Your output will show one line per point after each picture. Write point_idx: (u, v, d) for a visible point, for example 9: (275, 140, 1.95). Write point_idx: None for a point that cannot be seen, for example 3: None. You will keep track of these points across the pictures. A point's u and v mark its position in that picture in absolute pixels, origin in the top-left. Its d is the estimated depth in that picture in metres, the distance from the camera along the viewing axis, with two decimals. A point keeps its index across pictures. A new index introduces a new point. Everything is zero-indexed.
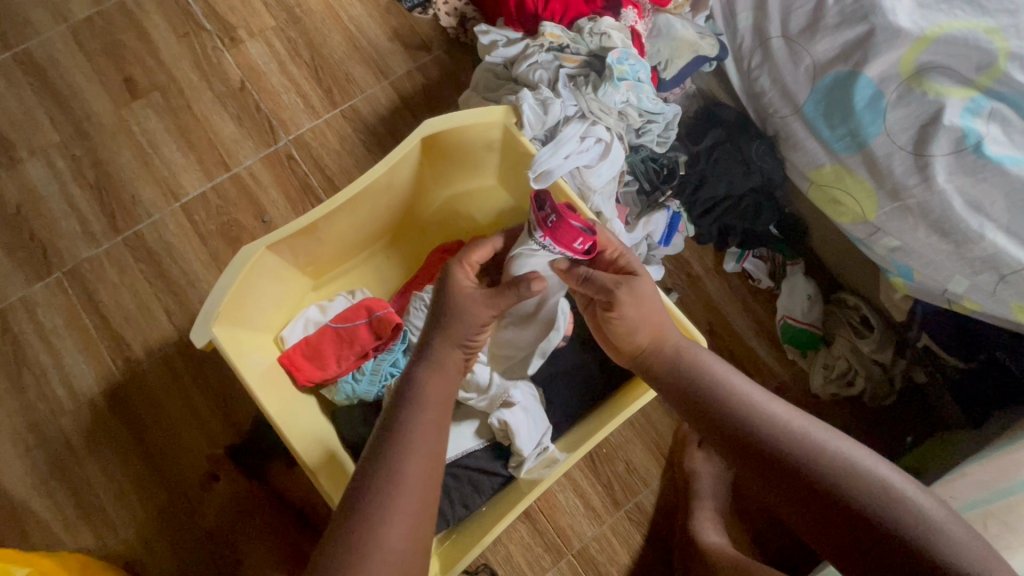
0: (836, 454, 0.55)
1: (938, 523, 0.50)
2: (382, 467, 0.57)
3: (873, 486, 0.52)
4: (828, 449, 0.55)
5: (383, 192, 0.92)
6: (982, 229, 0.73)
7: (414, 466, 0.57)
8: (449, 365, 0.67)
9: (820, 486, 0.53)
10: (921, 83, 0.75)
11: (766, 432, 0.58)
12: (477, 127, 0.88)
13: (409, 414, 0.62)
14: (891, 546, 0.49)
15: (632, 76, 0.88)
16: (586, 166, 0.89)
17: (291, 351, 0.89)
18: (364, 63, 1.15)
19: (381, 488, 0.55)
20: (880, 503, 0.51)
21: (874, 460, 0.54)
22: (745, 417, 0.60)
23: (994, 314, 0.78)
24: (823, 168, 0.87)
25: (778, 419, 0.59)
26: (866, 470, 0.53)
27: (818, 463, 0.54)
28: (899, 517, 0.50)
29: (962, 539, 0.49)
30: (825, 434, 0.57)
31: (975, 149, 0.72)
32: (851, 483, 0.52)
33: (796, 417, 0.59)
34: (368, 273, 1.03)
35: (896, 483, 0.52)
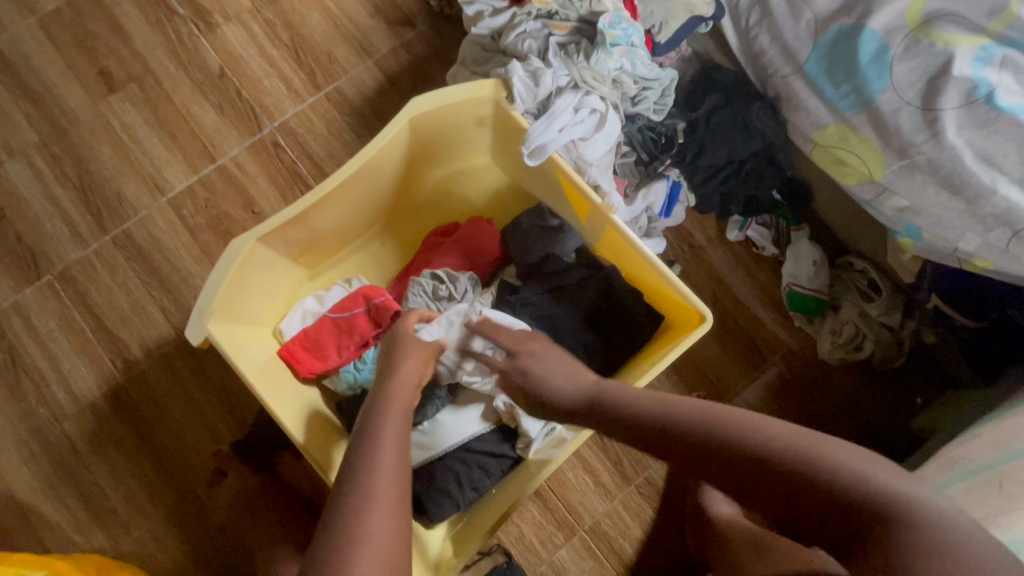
0: (735, 427, 0.57)
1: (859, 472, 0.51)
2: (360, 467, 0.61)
3: (792, 455, 0.53)
4: (727, 427, 0.58)
5: (375, 175, 0.90)
6: (994, 183, 0.70)
7: (388, 457, 0.62)
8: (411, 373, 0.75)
9: (742, 467, 0.55)
10: (928, 33, 0.71)
11: (671, 430, 0.61)
12: (467, 103, 0.85)
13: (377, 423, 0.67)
14: (807, 496, 0.52)
15: (626, 41, 0.82)
16: (580, 138, 0.85)
17: (290, 343, 0.88)
18: (346, 43, 1.10)
19: (359, 477, 0.60)
20: (779, 461, 0.54)
21: (777, 426, 0.56)
22: (661, 424, 0.62)
23: (1006, 272, 0.75)
24: (827, 128, 0.83)
25: (690, 417, 0.60)
26: (757, 434, 0.56)
27: (727, 439, 0.57)
28: (799, 468, 0.53)
29: (864, 471, 0.51)
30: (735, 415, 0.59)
31: (987, 100, 0.69)
32: (753, 452, 0.55)
33: (692, 405, 0.62)
34: (364, 261, 1.01)
35: (812, 442, 0.54)
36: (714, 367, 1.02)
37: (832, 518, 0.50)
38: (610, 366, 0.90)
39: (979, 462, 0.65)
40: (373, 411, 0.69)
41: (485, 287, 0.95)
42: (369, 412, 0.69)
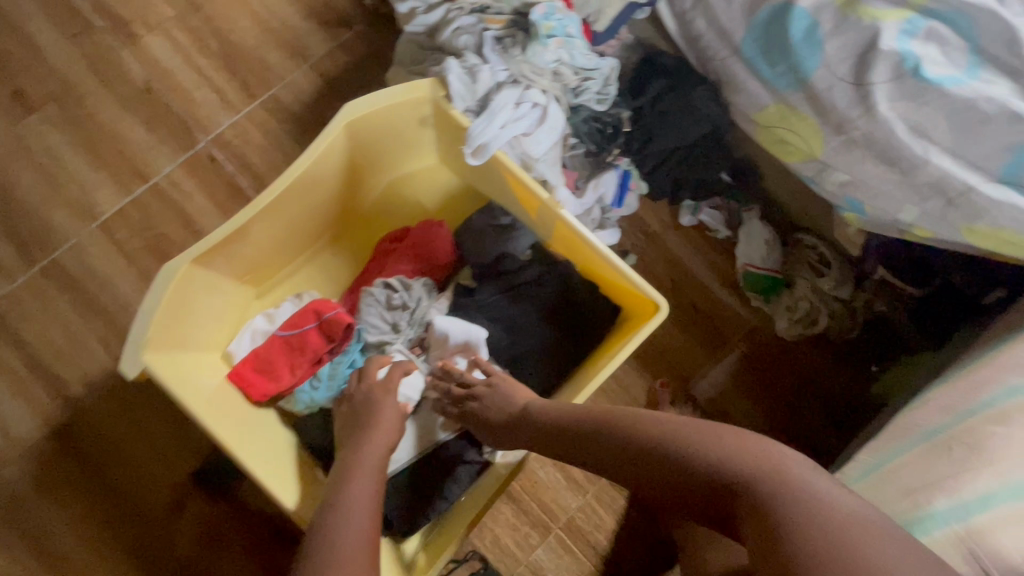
0: (627, 426, 0.63)
1: (784, 473, 0.49)
2: (334, 500, 0.65)
3: (723, 459, 0.53)
4: (619, 427, 0.63)
5: (315, 185, 0.86)
6: (927, 153, 0.71)
7: (362, 498, 0.65)
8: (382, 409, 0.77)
9: (637, 461, 0.60)
10: (855, 8, 0.71)
11: (581, 437, 0.66)
12: (406, 104, 0.83)
13: (357, 465, 0.70)
14: (687, 478, 0.55)
15: (562, 32, 0.80)
16: (524, 134, 0.83)
17: (240, 367, 0.85)
18: (279, 48, 1.06)
19: (336, 517, 0.62)
20: (661, 450, 0.58)
21: (659, 419, 0.61)
22: (607, 430, 0.63)
23: (945, 240, 0.76)
24: (767, 108, 0.83)
25: (637, 424, 0.62)
26: (642, 428, 0.61)
27: (622, 439, 0.62)
28: (675, 452, 0.57)
29: (724, 444, 0.54)
30: (678, 421, 0.59)
31: (915, 73, 0.69)
32: (639, 444, 0.60)
33: (596, 410, 0.67)
34: (315, 274, 0.97)
35: (732, 438, 0.55)
36: (677, 352, 1.03)
37: (743, 516, 0.49)
38: (572, 361, 0.89)
39: (929, 427, 0.67)
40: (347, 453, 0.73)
41: (440, 292, 0.92)
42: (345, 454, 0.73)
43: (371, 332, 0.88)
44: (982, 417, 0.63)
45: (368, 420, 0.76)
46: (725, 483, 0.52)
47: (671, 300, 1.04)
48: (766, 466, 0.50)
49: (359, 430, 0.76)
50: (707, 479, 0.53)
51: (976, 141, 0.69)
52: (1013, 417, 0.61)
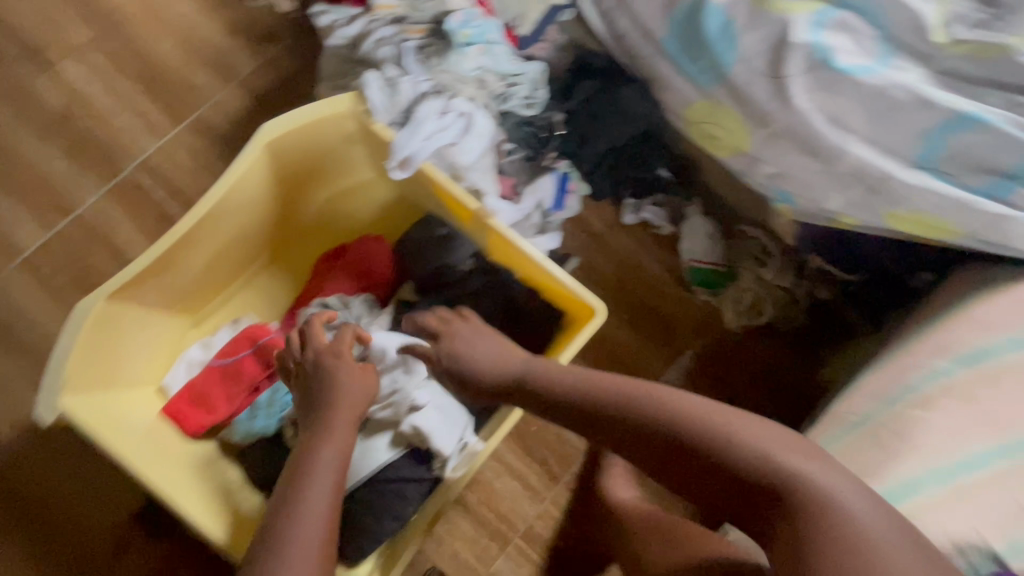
0: (663, 408, 0.60)
1: (805, 473, 0.52)
2: (285, 501, 0.64)
3: (772, 465, 0.53)
4: (656, 409, 0.60)
5: (240, 209, 0.84)
6: (845, 142, 0.72)
7: (318, 502, 0.64)
8: (344, 390, 0.72)
9: (670, 443, 0.58)
10: (766, 3, 0.71)
11: (603, 409, 0.63)
12: (326, 121, 0.81)
13: (314, 460, 0.68)
14: (727, 475, 0.55)
15: (481, 39, 0.79)
16: (451, 143, 0.81)
17: (174, 401, 0.82)
18: (203, 67, 1.03)
19: (287, 525, 0.62)
20: (703, 442, 0.56)
21: (703, 407, 0.59)
22: (636, 410, 0.61)
23: (870, 227, 0.77)
24: (694, 104, 0.83)
25: (645, 401, 0.61)
26: (683, 415, 0.58)
27: (657, 419, 0.59)
28: (718, 449, 0.55)
29: (770, 449, 0.54)
30: (697, 404, 0.59)
31: (826, 63, 0.70)
32: (675, 431, 0.58)
33: (627, 385, 0.63)
34: (254, 298, 0.95)
35: (778, 443, 0.55)
36: (628, 351, 1.03)
37: (782, 526, 0.51)
38: (518, 372, 0.88)
39: (860, 415, 0.66)
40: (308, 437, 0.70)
41: (382, 308, 0.90)
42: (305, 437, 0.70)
43: None
44: (907, 403, 0.63)
45: (330, 402, 0.71)
46: (742, 477, 0.54)
47: (619, 299, 1.04)
48: (789, 466, 0.53)
49: (323, 408, 0.71)
50: (738, 475, 0.54)
51: (891, 128, 0.70)
52: (936, 402, 0.62)
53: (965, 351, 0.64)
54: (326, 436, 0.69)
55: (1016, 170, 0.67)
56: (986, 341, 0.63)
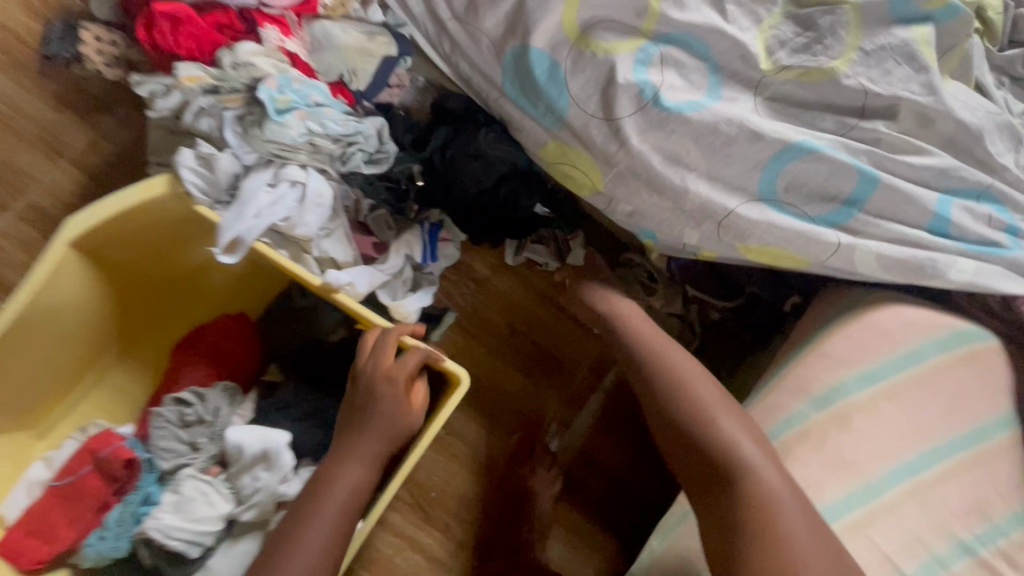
0: (670, 371, 0.65)
1: (757, 463, 0.56)
2: (295, 525, 0.63)
3: (732, 448, 0.57)
4: (663, 373, 0.65)
5: (63, 311, 0.75)
6: (685, 181, 0.69)
7: (321, 540, 0.62)
8: (382, 425, 0.69)
9: (657, 398, 0.64)
10: (587, 43, 0.68)
11: (628, 353, 0.69)
12: (146, 209, 0.73)
13: (333, 482, 0.66)
14: (692, 441, 0.60)
15: (303, 102, 0.74)
16: (286, 218, 0.74)
17: (10, 534, 0.74)
18: (26, 147, 0.93)
19: (293, 553, 0.61)
20: (687, 409, 0.62)
21: (705, 385, 0.64)
22: (648, 367, 0.67)
23: (729, 257, 0.73)
24: (547, 145, 0.77)
25: (664, 357, 0.67)
26: (684, 384, 0.64)
27: (662, 375, 0.65)
28: (696, 423, 0.60)
29: (739, 438, 0.58)
30: (702, 381, 0.64)
31: (655, 102, 0.67)
32: (668, 392, 0.64)
33: (660, 343, 0.69)
34: (108, 395, 0.86)
35: (749, 437, 0.58)
36: (525, 400, 0.99)
37: (718, 495, 0.56)
38: None
39: None
40: (336, 455, 0.68)
41: (246, 395, 0.83)
42: (333, 460, 0.68)
43: (165, 459, 0.79)
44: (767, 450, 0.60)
45: (364, 430, 0.68)
46: (703, 445, 0.59)
47: (513, 345, 1.00)
48: (745, 452, 0.57)
49: (364, 425, 0.69)
50: (697, 446, 0.59)
51: (727, 162, 0.68)
52: (791, 453, 0.59)
53: (818, 392, 0.61)
54: (349, 461, 0.67)
55: (854, 196, 0.66)
56: (836, 379, 0.61)
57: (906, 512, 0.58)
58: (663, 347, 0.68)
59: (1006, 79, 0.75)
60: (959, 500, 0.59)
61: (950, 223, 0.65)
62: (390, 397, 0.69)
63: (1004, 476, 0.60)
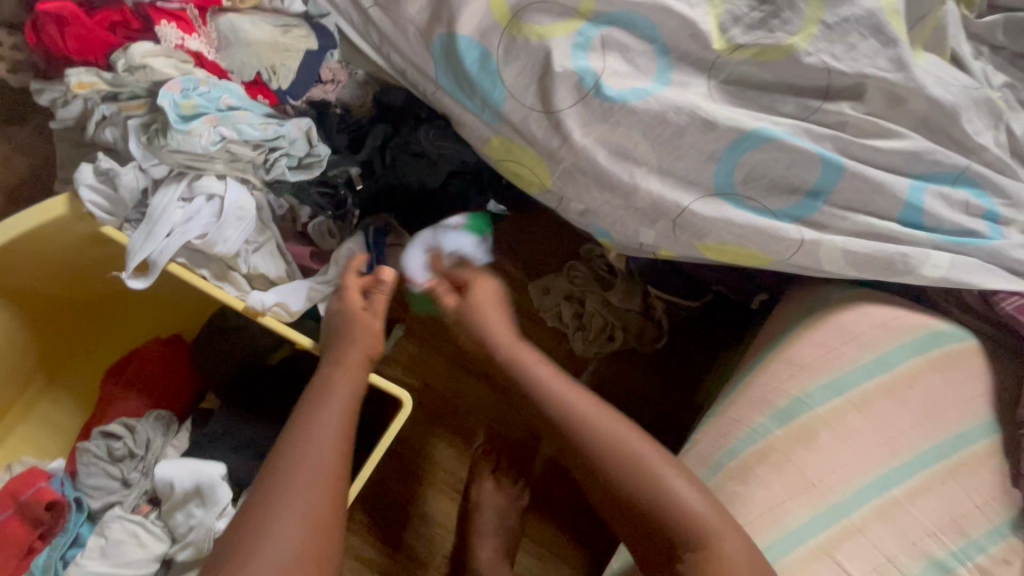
0: (592, 428, 0.57)
1: (711, 524, 0.51)
2: (278, 454, 0.55)
3: (681, 509, 0.52)
4: (584, 428, 0.58)
5: None
6: (634, 177, 0.63)
7: (321, 460, 0.55)
8: (350, 357, 0.64)
9: (584, 461, 0.57)
10: (519, 29, 0.62)
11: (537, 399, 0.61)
12: (47, 231, 0.66)
13: (317, 409, 0.58)
14: (635, 509, 0.54)
15: (213, 107, 0.68)
16: (202, 235, 0.67)
17: None
18: None
19: (280, 478, 0.53)
20: (621, 471, 0.55)
21: (627, 437, 0.57)
22: (564, 422, 0.59)
23: (690, 257, 0.67)
24: (488, 141, 0.70)
25: (577, 410, 0.59)
26: (606, 440, 0.57)
27: (580, 431, 0.58)
28: (635, 485, 0.54)
29: (683, 492, 0.53)
30: (623, 431, 0.57)
31: (597, 91, 0.61)
32: (596, 454, 0.57)
33: (572, 389, 0.61)
34: (31, 433, 0.79)
35: (687, 491, 0.53)
36: (490, 410, 0.93)
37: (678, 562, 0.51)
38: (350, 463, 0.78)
39: None
40: (311, 388, 0.61)
41: (181, 424, 0.79)
42: (306, 392, 0.61)
43: (93, 498, 0.73)
44: (728, 472, 0.55)
45: (336, 355, 0.64)
46: (647, 511, 0.53)
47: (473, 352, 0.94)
48: (697, 512, 0.52)
49: (332, 364, 0.63)
50: (639, 511, 0.54)
51: (679, 156, 0.61)
52: (751, 473, 0.54)
53: (782, 405, 0.56)
54: (332, 387, 0.61)
55: (818, 186, 0.60)
56: (802, 391, 0.56)
57: (881, 533, 0.52)
58: (569, 396, 0.60)
59: (985, 48, 0.68)
60: (942, 518, 0.53)
61: (923, 212, 0.59)
62: (345, 313, 0.67)
63: (988, 487, 0.55)
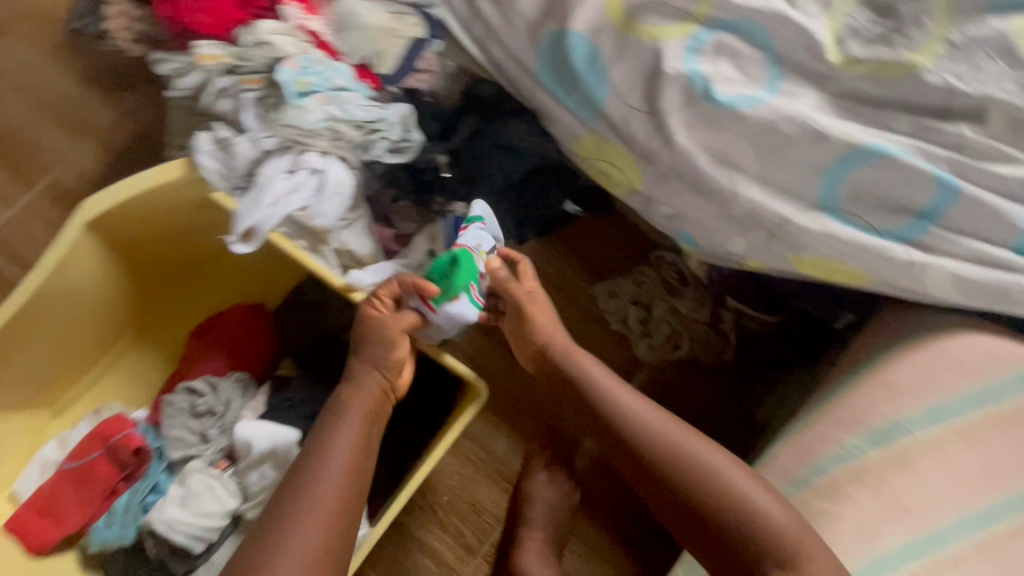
0: (657, 437, 0.62)
1: (782, 523, 0.53)
2: (294, 473, 0.61)
3: (752, 509, 0.55)
4: (649, 435, 0.62)
5: (77, 293, 0.74)
6: (735, 183, 0.63)
7: (330, 482, 0.60)
8: (366, 380, 0.68)
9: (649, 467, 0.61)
10: (633, 28, 0.62)
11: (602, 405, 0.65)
12: (161, 192, 0.70)
13: (331, 432, 0.64)
14: (705, 513, 0.58)
15: (325, 86, 0.71)
16: (303, 207, 0.71)
17: (22, 512, 0.74)
18: (55, 126, 0.92)
19: (297, 494, 0.59)
20: (689, 476, 0.59)
21: (690, 442, 0.61)
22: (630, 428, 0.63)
23: (780, 271, 0.67)
24: (580, 139, 0.71)
25: (641, 419, 0.63)
26: (673, 447, 0.61)
27: (645, 440, 0.62)
28: (705, 489, 0.58)
29: (755, 495, 0.56)
30: (689, 438, 0.61)
31: (706, 96, 0.61)
32: (664, 460, 0.60)
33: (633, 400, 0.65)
34: (119, 381, 0.84)
35: (754, 494, 0.56)
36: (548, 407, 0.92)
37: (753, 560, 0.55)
38: (413, 441, 0.81)
39: None
40: (329, 412, 0.67)
41: (258, 388, 0.81)
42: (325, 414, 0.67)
43: (173, 448, 0.76)
44: (814, 489, 0.54)
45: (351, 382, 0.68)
46: (720, 515, 0.57)
47: None
48: (767, 512, 0.54)
49: (347, 391, 0.68)
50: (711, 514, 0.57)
51: (784, 166, 0.61)
52: (842, 492, 0.53)
53: (877, 426, 0.54)
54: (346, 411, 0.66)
55: (929, 208, 0.58)
56: (900, 414, 0.54)
57: (978, 570, 0.50)
58: (630, 405, 0.64)
59: None
60: None
61: None
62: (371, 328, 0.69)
63: None
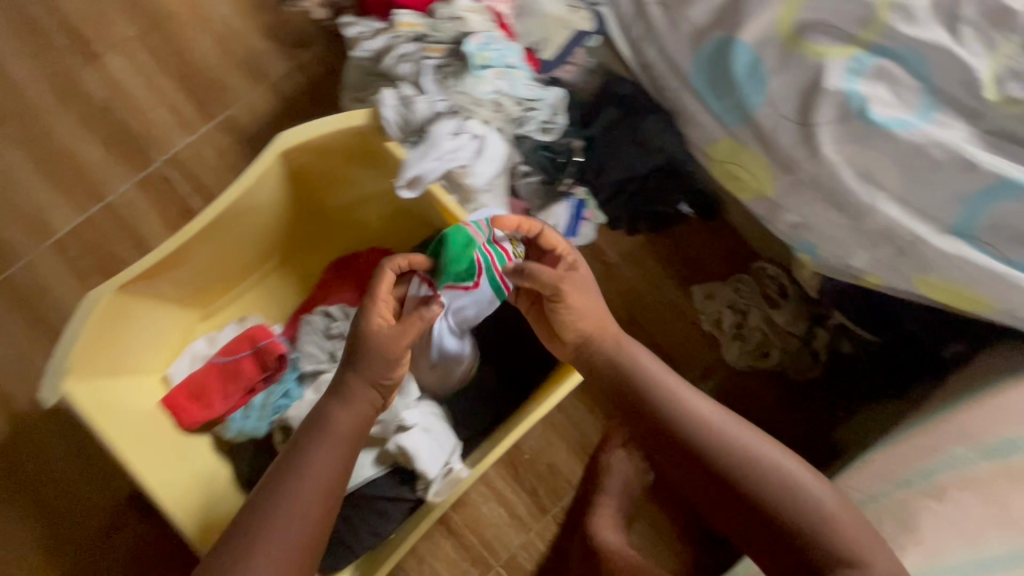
0: (716, 439, 0.60)
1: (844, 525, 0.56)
2: (271, 482, 0.60)
3: (816, 509, 0.57)
4: (710, 436, 0.61)
5: (251, 213, 0.84)
6: (874, 199, 0.67)
7: (303, 500, 0.59)
8: (358, 399, 0.65)
9: (706, 466, 0.60)
10: (799, 45, 0.68)
11: (663, 403, 0.64)
12: (341, 135, 0.81)
13: (307, 451, 0.62)
14: (766, 516, 0.58)
15: (500, 63, 0.79)
16: (463, 165, 0.79)
17: (175, 393, 0.85)
18: (238, 69, 1.05)
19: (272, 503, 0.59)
20: (750, 476, 0.59)
21: (752, 442, 0.61)
22: (688, 428, 0.61)
23: (897, 289, 0.71)
24: (717, 142, 0.78)
25: (700, 417, 0.62)
26: (734, 449, 0.60)
27: (703, 442, 0.61)
28: (767, 489, 0.58)
29: (818, 493, 0.58)
30: (750, 437, 0.61)
31: (861, 115, 0.65)
32: (724, 462, 0.60)
33: (693, 398, 0.64)
34: (260, 297, 0.95)
35: (813, 493, 0.58)
36: None
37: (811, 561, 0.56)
38: (508, 401, 0.87)
39: (865, 495, 0.62)
40: (311, 426, 0.64)
41: None
42: (307, 427, 0.65)
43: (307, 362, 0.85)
44: (917, 489, 0.58)
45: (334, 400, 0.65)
46: (782, 516, 0.57)
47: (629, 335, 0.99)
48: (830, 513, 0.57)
49: (331, 410, 0.64)
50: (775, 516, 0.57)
51: (925, 189, 0.65)
52: (948, 493, 0.56)
53: (990, 442, 0.58)
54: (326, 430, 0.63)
55: None
56: (1016, 434, 0.57)
57: None
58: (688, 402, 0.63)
59: None
60: None
61: None
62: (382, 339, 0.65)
63: None
